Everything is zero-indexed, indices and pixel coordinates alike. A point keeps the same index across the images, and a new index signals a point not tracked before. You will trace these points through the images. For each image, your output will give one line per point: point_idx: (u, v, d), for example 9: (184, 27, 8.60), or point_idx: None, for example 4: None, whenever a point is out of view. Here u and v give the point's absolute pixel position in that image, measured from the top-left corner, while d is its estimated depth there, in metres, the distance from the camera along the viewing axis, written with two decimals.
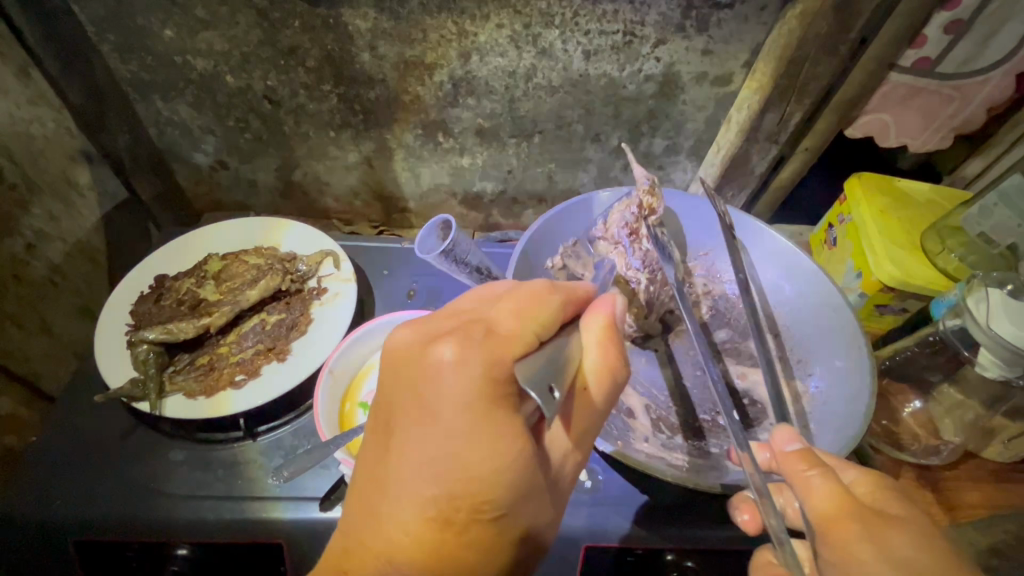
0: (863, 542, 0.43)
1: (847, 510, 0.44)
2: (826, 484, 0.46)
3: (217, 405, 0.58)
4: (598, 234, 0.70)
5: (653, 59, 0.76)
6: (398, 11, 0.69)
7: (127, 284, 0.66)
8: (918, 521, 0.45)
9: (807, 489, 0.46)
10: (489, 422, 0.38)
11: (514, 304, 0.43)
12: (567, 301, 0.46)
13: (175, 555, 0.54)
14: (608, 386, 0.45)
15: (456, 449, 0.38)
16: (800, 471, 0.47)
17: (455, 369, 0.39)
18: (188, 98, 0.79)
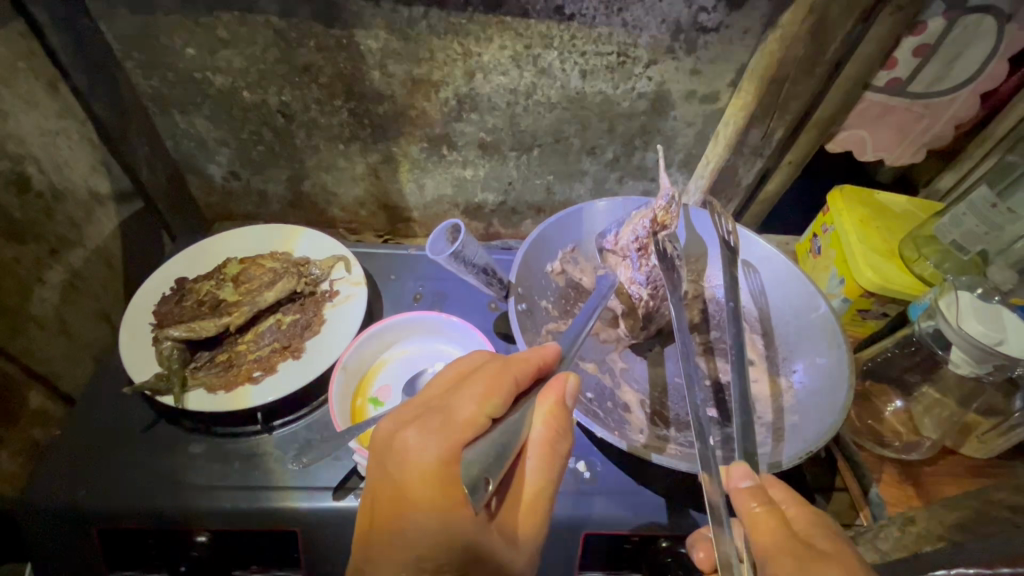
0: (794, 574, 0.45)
1: (783, 543, 0.47)
2: (771, 519, 0.48)
3: (237, 399, 0.62)
4: (609, 245, 0.73)
5: (645, 79, 0.81)
6: (407, 33, 0.74)
7: (150, 285, 0.69)
8: (852, 558, 0.47)
9: (752, 523, 0.49)
10: (448, 502, 0.44)
11: (471, 388, 0.49)
12: (520, 376, 0.51)
13: (196, 542, 0.57)
14: (555, 457, 0.50)
15: (418, 521, 0.44)
16: (748, 507, 0.50)
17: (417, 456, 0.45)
18: (206, 112, 0.84)
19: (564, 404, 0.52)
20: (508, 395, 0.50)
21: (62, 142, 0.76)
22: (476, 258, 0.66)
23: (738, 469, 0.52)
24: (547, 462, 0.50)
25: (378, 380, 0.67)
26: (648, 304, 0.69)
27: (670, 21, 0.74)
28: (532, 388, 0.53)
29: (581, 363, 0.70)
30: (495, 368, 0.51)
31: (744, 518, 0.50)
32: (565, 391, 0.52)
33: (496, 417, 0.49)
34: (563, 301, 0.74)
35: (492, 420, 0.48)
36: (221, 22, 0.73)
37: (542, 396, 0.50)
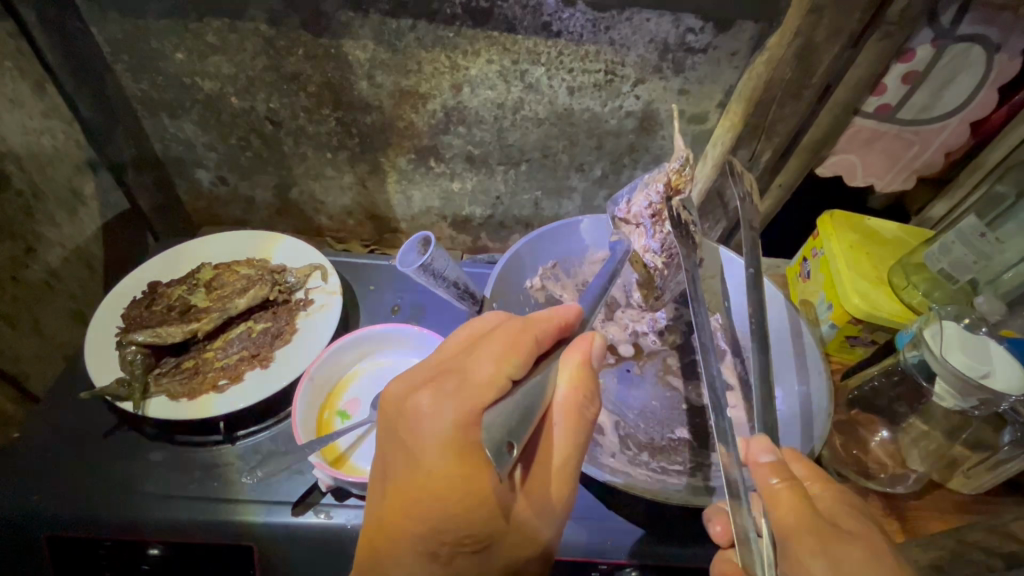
0: (816, 555, 0.44)
1: (805, 521, 0.46)
2: (791, 497, 0.46)
3: (199, 407, 0.61)
4: (619, 214, 0.70)
5: (633, 97, 0.81)
6: (395, 44, 0.74)
7: (122, 288, 0.69)
8: (879, 540, 0.47)
9: (773, 499, 0.47)
10: (469, 465, 0.42)
11: (490, 348, 0.46)
12: (541, 335, 0.48)
13: (147, 554, 0.55)
14: (579, 421, 0.47)
15: (436, 487, 0.42)
16: (768, 482, 0.47)
17: (434, 418, 0.42)
18: (194, 117, 0.84)
19: (588, 366, 0.49)
20: (529, 355, 0.46)
21: (46, 142, 0.78)
22: (445, 270, 0.65)
23: (762, 442, 0.49)
24: (572, 426, 0.47)
25: (348, 393, 0.65)
26: (663, 271, 0.70)
27: (657, 40, 0.74)
28: (553, 348, 0.50)
29: None
30: (515, 329, 0.48)
31: (764, 494, 0.48)
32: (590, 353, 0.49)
33: (516, 379, 0.45)
34: None
35: (513, 382, 0.45)
36: (210, 28, 0.73)
37: (565, 359, 0.48)
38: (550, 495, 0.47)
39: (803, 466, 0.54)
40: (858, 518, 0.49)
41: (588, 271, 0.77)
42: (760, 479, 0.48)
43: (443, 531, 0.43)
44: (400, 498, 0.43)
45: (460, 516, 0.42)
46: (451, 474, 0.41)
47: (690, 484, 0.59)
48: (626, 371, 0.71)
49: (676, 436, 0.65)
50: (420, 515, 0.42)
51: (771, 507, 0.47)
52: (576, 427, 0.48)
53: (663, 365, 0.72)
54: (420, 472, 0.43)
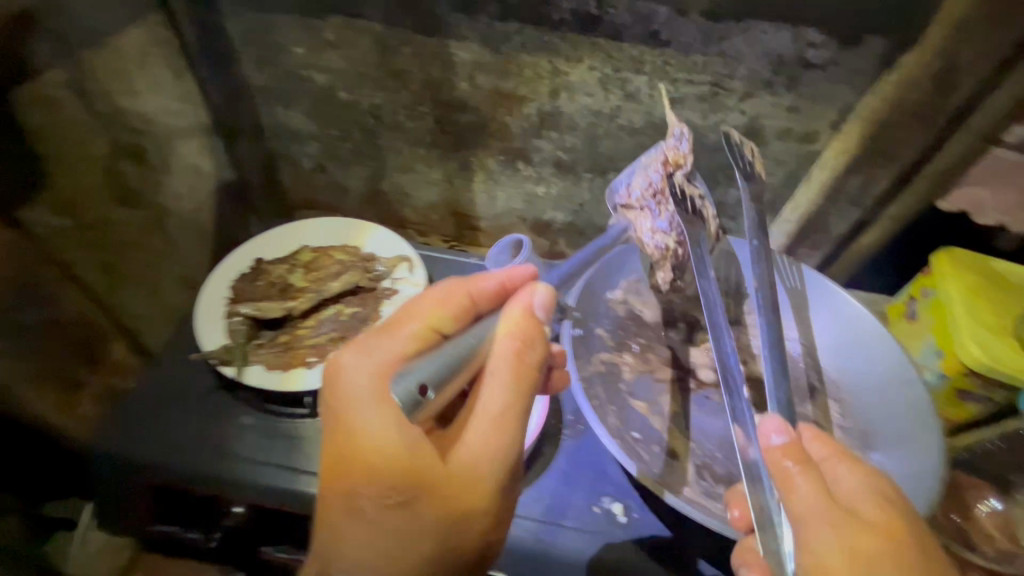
0: (834, 548, 0.41)
1: (825, 511, 0.42)
2: (809, 486, 0.43)
3: (290, 381, 0.64)
4: (620, 200, 0.68)
5: (737, 112, 0.77)
6: (499, 48, 0.75)
7: (230, 262, 0.74)
8: (906, 537, 0.42)
9: (790, 487, 0.44)
10: (385, 413, 0.41)
11: (419, 306, 0.48)
12: (479, 295, 0.50)
13: (230, 511, 0.60)
14: (522, 372, 0.44)
15: (356, 437, 0.41)
16: (784, 472, 0.44)
17: (351, 372, 0.43)
18: (304, 107, 0.90)
19: (529, 317, 0.47)
20: (457, 313, 0.48)
21: (179, 122, 0.83)
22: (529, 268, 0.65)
23: (769, 426, 0.47)
24: (511, 377, 0.44)
25: None
26: (673, 254, 0.66)
27: (773, 55, 0.70)
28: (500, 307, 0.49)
29: (631, 401, 0.65)
30: (442, 292, 0.49)
31: (778, 477, 0.45)
32: (532, 303, 0.47)
33: (445, 334, 0.46)
34: (621, 331, 0.71)
35: (441, 336, 0.46)
36: (329, 25, 0.78)
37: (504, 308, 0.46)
38: (499, 454, 0.43)
39: (825, 446, 0.48)
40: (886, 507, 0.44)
41: None
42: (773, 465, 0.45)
43: (384, 485, 0.41)
44: (331, 455, 0.43)
45: (394, 472, 0.41)
46: (380, 423, 0.41)
47: None
48: (704, 398, 0.68)
49: None
50: (354, 474, 0.41)
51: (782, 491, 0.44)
52: (522, 382, 0.45)
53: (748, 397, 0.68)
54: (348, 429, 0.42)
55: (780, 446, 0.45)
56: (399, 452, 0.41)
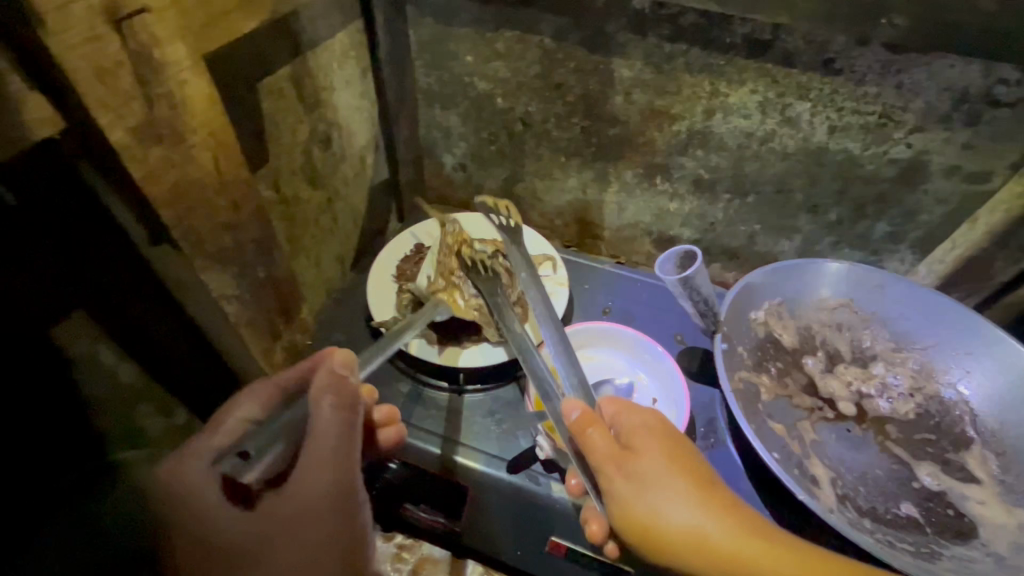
0: (628, 488, 0.50)
1: (610, 462, 0.51)
2: (602, 440, 0.51)
3: (448, 356, 0.72)
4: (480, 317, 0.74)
5: (904, 144, 0.75)
6: (662, 66, 0.79)
7: (395, 244, 0.83)
8: (657, 464, 0.50)
9: (589, 444, 0.51)
10: (210, 489, 0.46)
11: (239, 401, 0.54)
12: (287, 386, 0.55)
13: (387, 468, 0.67)
14: (334, 467, 0.48)
15: (191, 530, 0.45)
16: (588, 435, 0.51)
17: (172, 475, 0.47)
18: (461, 110, 0.97)
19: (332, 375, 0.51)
20: (274, 405, 0.54)
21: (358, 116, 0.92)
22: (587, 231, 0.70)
23: (570, 403, 0.53)
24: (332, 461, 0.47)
25: None
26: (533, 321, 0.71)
27: (955, 89, 0.69)
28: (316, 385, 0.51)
29: (768, 422, 0.66)
30: (267, 389, 0.55)
31: (580, 441, 0.52)
32: (334, 363, 0.52)
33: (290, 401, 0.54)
34: (760, 353, 0.71)
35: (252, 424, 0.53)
36: (502, 38, 0.85)
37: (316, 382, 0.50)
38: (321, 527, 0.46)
39: (628, 411, 0.55)
40: (655, 443, 0.52)
41: (816, 317, 0.75)
42: (578, 430, 0.52)
43: (209, 558, 0.44)
44: (184, 559, 0.45)
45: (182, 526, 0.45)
46: (199, 516, 0.45)
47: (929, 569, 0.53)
48: (846, 431, 0.67)
49: (903, 513, 0.59)
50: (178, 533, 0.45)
51: (584, 446, 0.52)
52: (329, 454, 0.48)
53: (894, 436, 0.66)
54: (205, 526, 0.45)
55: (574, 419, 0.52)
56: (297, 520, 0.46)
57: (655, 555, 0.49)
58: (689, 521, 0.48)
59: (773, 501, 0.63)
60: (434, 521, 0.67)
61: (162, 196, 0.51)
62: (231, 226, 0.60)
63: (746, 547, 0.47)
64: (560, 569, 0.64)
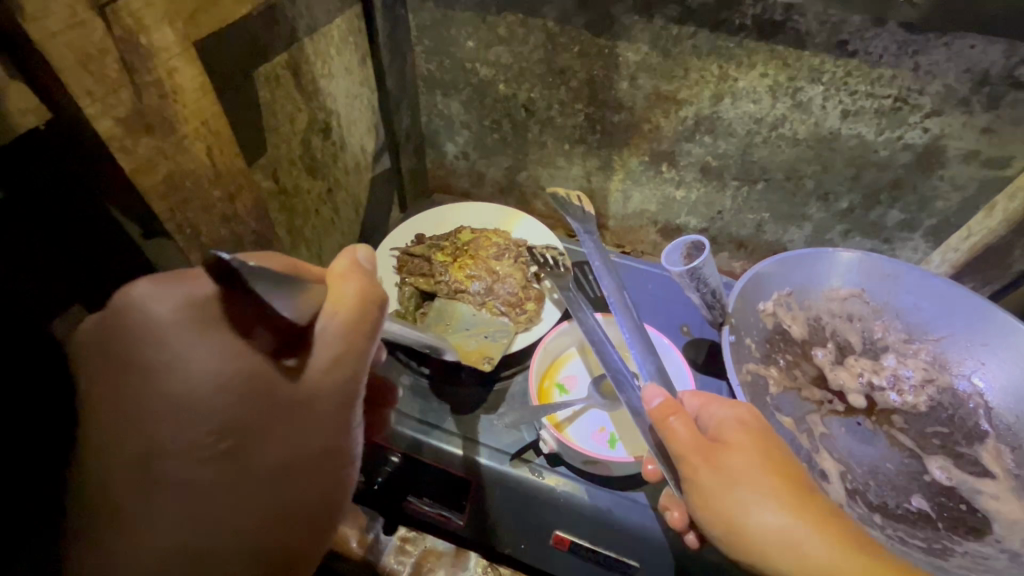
0: (711, 478, 0.48)
1: (697, 451, 0.49)
2: (685, 430, 0.50)
3: None
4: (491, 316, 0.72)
5: (919, 129, 0.73)
6: (669, 50, 0.77)
7: (395, 235, 0.81)
8: (748, 454, 0.49)
9: (671, 434, 0.50)
10: (218, 345, 0.34)
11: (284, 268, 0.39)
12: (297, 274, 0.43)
13: (389, 459, 0.66)
14: (349, 334, 0.39)
15: (147, 403, 0.33)
16: (673, 423, 0.51)
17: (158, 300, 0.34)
18: (462, 97, 0.95)
19: (357, 267, 0.43)
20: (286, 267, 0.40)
21: (358, 103, 0.90)
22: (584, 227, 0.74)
23: (654, 391, 0.53)
24: (353, 325, 0.40)
25: (566, 368, 0.70)
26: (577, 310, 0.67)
27: (976, 70, 0.66)
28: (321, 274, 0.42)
29: (778, 415, 0.64)
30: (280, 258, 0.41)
31: (663, 432, 0.51)
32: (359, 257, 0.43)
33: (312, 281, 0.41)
34: (768, 345, 0.70)
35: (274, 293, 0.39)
36: (504, 22, 0.83)
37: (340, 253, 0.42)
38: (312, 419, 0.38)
39: (714, 402, 0.55)
40: (743, 433, 0.51)
41: (825, 307, 0.73)
42: (659, 416, 0.51)
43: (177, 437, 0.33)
44: (132, 426, 0.33)
45: (121, 404, 0.33)
46: (172, 375, 0.33)
47: (940, 566, 0.52)
48: (856, 424, 0.65)
49: (914, 507, 0.58)
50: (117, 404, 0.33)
51: (666, 435, 0.51)
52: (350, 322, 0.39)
53: (903, 430, 0.65)
54: (163, 412, 0.33)
55: (655, 409, 0.52)
56: (259, 411, 0.35)
57: (741, 550, 0.48)
58: (769, 523, 0.47)
59: None
60: (437, 515, 0.67)
61: (155, 189, 0.50)
62: (228, 218, 0.59)
63: (839, 564, 0.45)
64: (562, 563, 0.64)
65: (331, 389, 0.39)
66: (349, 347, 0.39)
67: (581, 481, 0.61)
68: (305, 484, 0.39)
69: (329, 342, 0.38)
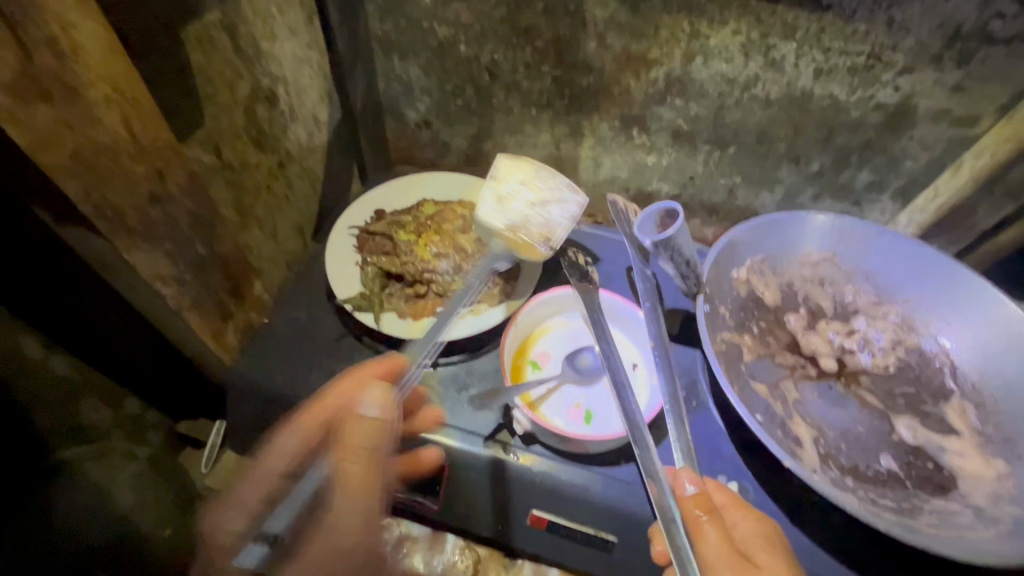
0: None
1: (727, 558, 0.47)
2: (715, 531, 0.48)
3: (419, 330, 0.67)
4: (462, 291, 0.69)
5: (891, 88, 0.72)
6: (639, 6, 0.72)
7: (354, 211, 0.76)
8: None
9: (699, 533, 0.48)
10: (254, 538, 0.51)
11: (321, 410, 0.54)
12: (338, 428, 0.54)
13: None
14: (365, 483, 0.49)
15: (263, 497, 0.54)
16: (698, 522, 0.48)
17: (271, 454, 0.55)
18: (421, 61, 0.89)
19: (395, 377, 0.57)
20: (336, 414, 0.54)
21: (307, 68, 0.83)
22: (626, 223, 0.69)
23: (682, 479, 0.51)
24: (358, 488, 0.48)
25: (539, 344, 0.68)
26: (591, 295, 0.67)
27: (949, 25, 0.65)
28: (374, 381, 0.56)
29: (751, 383, 0.64)
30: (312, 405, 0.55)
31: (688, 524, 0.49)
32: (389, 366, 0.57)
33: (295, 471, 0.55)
34: (742, 313, 0.69)
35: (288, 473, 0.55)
36: None
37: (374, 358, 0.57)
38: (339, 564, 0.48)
39: (733, 506, 0.53)
40: (773, 555, 0.49)
41: (798, 272, 0.72)
42: (684, 516, 0.49)
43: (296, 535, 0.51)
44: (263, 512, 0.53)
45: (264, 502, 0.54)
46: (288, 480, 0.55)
47: (909, 525, 0.53)
48: (827, 388, 0.66)
49: (883, 466, 0.59)
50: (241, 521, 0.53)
51: (691, 531, 0.49)
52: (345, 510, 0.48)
53: (872, 391, 0.65)
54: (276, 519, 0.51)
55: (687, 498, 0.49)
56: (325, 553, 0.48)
57: None
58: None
59: (757, 463, 0.62)
60: (410, 501, 0.64)
61: (58, 164, 0.45)
62: (158, 197, 0.53)
63: None
64: (539, 542, 0.63)
65: (363, 545, 0.49)
66: (364, 517, 0.48)
67: (558, 459, 0.59)
68: (346, 565, 0.48)
69: (346, 516, 0.48)
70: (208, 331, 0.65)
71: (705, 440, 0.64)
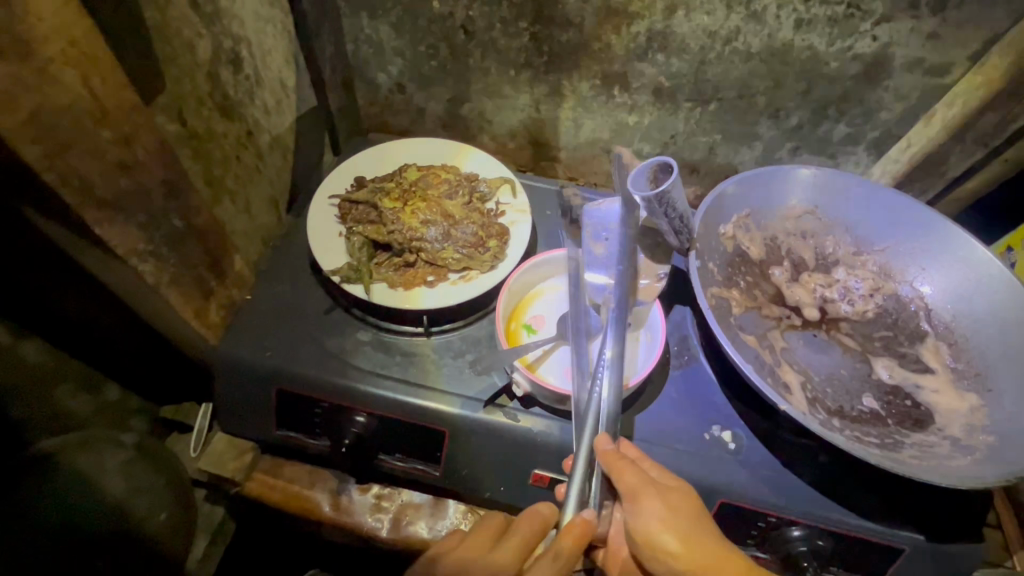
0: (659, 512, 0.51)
1: (644, 492, 0.51)
2: (630, 471, 0.52)
3: (411, 299, 0.65)
4: (454, 258, 0.68)
5: (869, 38, 0.72)
6: None
7: (333, 179, 0.73)
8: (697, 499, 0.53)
9: (620, 475, 0.52)
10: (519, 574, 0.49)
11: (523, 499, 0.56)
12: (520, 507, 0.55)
13: (355, 420, 0.62)
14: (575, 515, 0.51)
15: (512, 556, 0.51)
16: (618, 465, 0.52)
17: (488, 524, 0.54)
18: (392, 19, 0.85)
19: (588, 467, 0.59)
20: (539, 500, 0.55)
21: (270, 29, 0.78)
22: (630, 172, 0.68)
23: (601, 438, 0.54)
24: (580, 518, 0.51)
25: (534, 308, 0.68)
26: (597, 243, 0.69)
27: None
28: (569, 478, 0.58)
29: (741, 334, 0.65)
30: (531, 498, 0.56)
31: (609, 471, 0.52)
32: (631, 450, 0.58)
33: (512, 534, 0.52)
34: (730, 268, 0.70)
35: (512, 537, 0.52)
36: None
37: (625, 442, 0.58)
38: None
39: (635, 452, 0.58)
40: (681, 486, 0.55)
41: (782, 226, 0.73)
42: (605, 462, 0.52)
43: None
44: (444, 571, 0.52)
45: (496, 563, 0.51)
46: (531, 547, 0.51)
47: (894, 458, 0.56)
48: (812, 336, 0.68)
49: (866, 406, 0.62)
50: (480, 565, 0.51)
51: (612, 475, 0.52)
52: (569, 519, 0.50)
53: (854, 337, 0.68)
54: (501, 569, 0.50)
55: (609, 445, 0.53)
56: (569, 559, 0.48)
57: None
58: (676, 553, 0.50)
59: (749, 410, 0.64)
60: (412, 470, 0.64)
61: (18, 130, 0.41)
62: (126, 165, 0.50)
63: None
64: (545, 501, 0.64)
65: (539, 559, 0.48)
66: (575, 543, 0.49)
67: (556, 419, 0.60)
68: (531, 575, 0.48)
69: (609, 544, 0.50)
70: (189, 309, 0.62)
71: (698, 392, 0.66)
